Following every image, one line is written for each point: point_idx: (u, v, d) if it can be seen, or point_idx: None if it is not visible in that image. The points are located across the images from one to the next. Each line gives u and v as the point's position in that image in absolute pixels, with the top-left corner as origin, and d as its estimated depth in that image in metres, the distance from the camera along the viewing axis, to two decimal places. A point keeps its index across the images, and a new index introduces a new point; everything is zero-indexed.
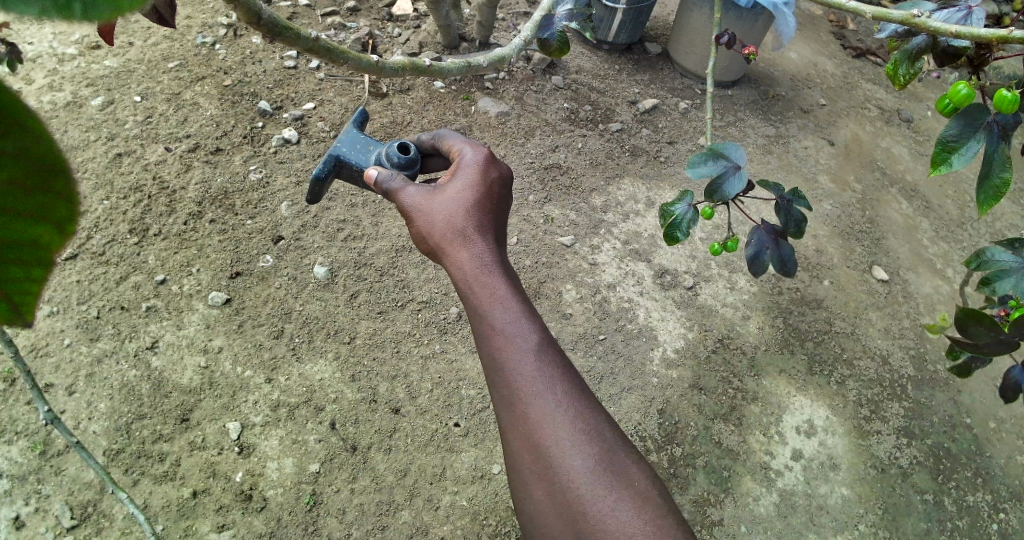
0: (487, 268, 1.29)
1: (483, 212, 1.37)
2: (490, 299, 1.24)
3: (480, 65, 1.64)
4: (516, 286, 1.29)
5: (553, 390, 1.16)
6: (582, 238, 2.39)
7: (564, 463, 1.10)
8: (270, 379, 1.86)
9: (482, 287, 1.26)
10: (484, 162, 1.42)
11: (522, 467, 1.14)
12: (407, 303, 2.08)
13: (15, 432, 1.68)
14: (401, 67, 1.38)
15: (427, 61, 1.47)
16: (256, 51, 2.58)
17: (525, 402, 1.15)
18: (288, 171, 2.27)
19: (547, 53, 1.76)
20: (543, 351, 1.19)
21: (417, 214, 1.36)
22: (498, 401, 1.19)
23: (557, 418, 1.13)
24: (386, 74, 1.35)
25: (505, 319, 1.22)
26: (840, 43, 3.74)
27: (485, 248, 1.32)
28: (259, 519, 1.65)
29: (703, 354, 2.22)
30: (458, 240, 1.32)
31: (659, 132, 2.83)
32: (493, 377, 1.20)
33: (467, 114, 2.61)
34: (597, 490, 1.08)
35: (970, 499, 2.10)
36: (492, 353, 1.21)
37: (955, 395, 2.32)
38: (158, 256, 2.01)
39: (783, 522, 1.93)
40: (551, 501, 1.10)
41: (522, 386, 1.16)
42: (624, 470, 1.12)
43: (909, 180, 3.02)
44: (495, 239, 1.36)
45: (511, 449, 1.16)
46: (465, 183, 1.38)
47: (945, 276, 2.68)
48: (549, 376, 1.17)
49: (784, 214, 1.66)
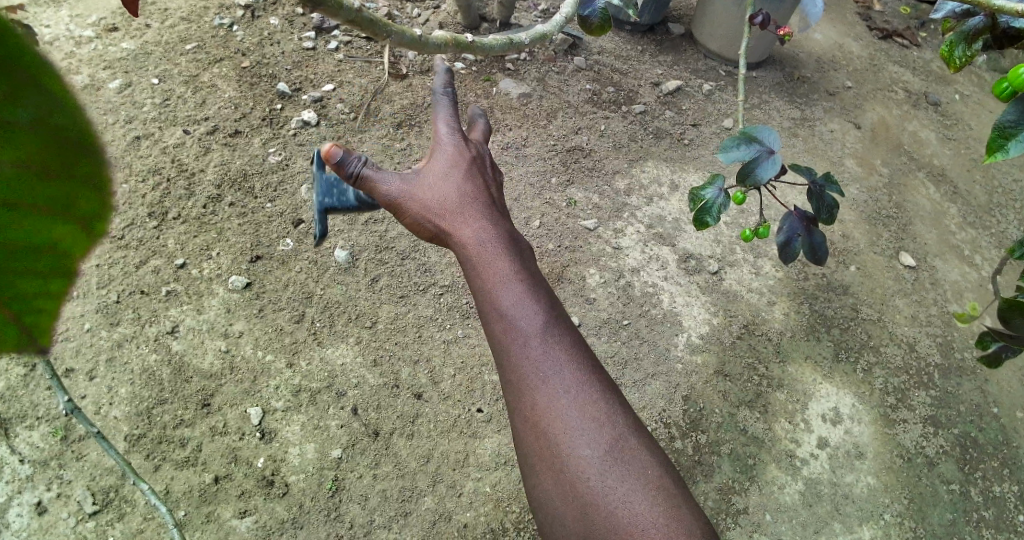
0: (489, 250, 1.26)
1: (481, 195, 1.34)
2: (495, 286, 1.21)
3: (522, 42, 1.63)
4: (521, 267, 1.25)
5: (562, 377, 1.13)
6: (604, 222, 2.34)
7: (573, 451, 1.07)
8: (292, 363, 1.85)
9: (487, 275, 1.23)
10: (459, 143, 1.37)
11: (530, 458, 1.11)
12: (430, 287, 2.06)
13: (37, 417, 1.68)
14: (444, 43, 1.34)
15: (471, 36, 1.45)
16: (274, 33, 2.54)
17: (532, 389, 1.12)
18: (307, 154, 2.25)
19: (587, 32, 1.63)
20: (549, 337, 1.16)
21: (404, 204, 1.30)
22: (506, 389, 1.17)
23: (566, 405, 1.10)
24: (429, 50, 1.31)
25: (511, 306, 1.18)
26: (867, 23, 3.64)
27: (490, 229, 1.29)
28: (281, 505, 1.65)
29: (729, 340, 2.17)
30: (452, 223, 1.29)
31: (682, 114, 2.76)
32: (501, 365, 1.18)
33: (488, 95, 2.57)
34: (608, 480, 1.04)
35: (997, 491, 2.05)
36: (498, 342, 1.18)
37: (983, 385, 2.26)
38: (178, 240, 1.99)
39: (808, 512, 1.90)
40: (560, 495, 1.06)
41: (529, 373, 1.14)
42: (635, 457, 1.08)
43: (936, 164, 2.94)
44: (498, 220, 1.33)
45: (521, 437, 1.13)
46: (453, 169, 1.34)
47: (974, 263, 2.61)
48: (557, 360, 1.15)
49: (816, 200, 1.59)
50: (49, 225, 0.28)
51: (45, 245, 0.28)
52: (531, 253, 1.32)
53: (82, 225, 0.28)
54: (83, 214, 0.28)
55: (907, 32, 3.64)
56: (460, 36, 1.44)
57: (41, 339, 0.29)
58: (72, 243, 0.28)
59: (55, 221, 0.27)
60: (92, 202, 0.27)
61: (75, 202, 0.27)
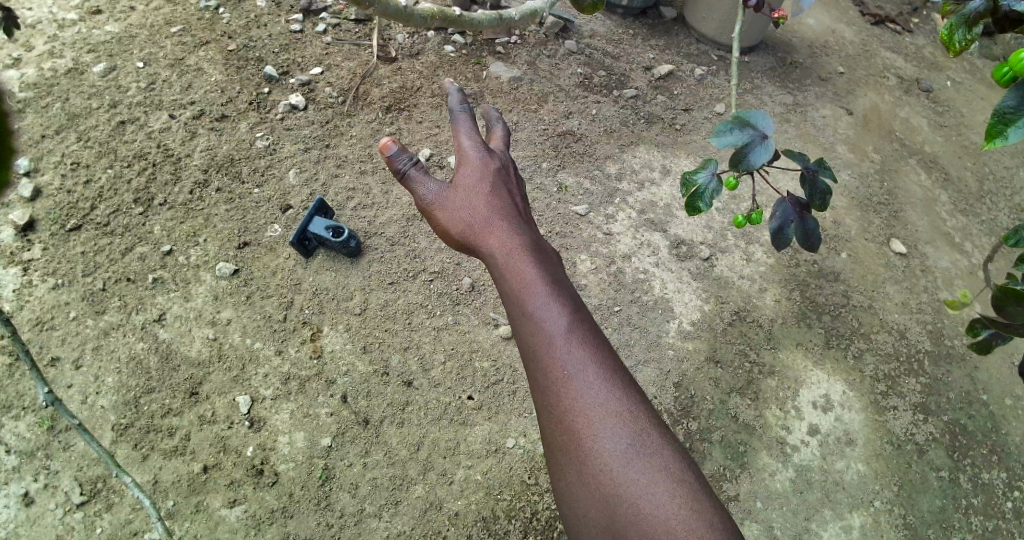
0: (514, 253, 1.28)
1: (504, 200, 1.37)
2: (522, 286, 1.23)
3: (512, 19, 1.58)
4: (547, 267, 1.27)
5: (586, 373, 1.13)
6: (596, 208, 2.32)
7: (596, 445, 1.07)
8: (280, 351, 1.83)
9: (514, 275, 1.25)
10: (483, 151, 1.41)
11: (555, 453, 1.12)
12: (420, 274, 2.03)
13: (22, 407, 1.65)
14: (429, 15, 1.31)
15: (458, 10, 1.42)
16: (261, 15, 2.49)
17: (557, 385, 1.13)
18: (295, 138, 2.21)
19: (579, 8, 1.41)
20: (573, 334, 1.16)
21: (436, 210, 1.37)
22: (532, 386, 1.17)
23: (589, 400, 1.10)
24: (415, 22, 1.28)
25: (536, 304, 1.20)
26: (860, 8, 3.61)
27: (514, 232, 1.31)
28: (271, 494, 1.63)
29: (720, 326, 2.17)
30: (477, 230, 1.33)
31: (674, 99, 2.73)
32: (527, 362, 1.18)
33: (478, 79, 2.54)
34: (631, 474, 1.04)
35: (985, 477, 2.06)
36: (525, 341, 1.19)
37: (973, 372, 2.26)
38: (164, 226, 1.96)
39: (798, 499, 1.91)
40: (585, 489, 1.06)
41: (554, 370, 1.14)
42: (659, 451, 1.07)
43: (928, 151, 2.93)
44: (524, 224, 1.35)
45: (546, 433, 1.14)
46: (478, 176, 1.38)
47: (964, 250, 2.61)
48: (581, 356, 1.14)
49: (809, 186, 1.57)
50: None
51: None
52: (558, 256, 1.33)
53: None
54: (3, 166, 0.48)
55: (899, 18, 3.62)
56: (447, 9, 1.41)
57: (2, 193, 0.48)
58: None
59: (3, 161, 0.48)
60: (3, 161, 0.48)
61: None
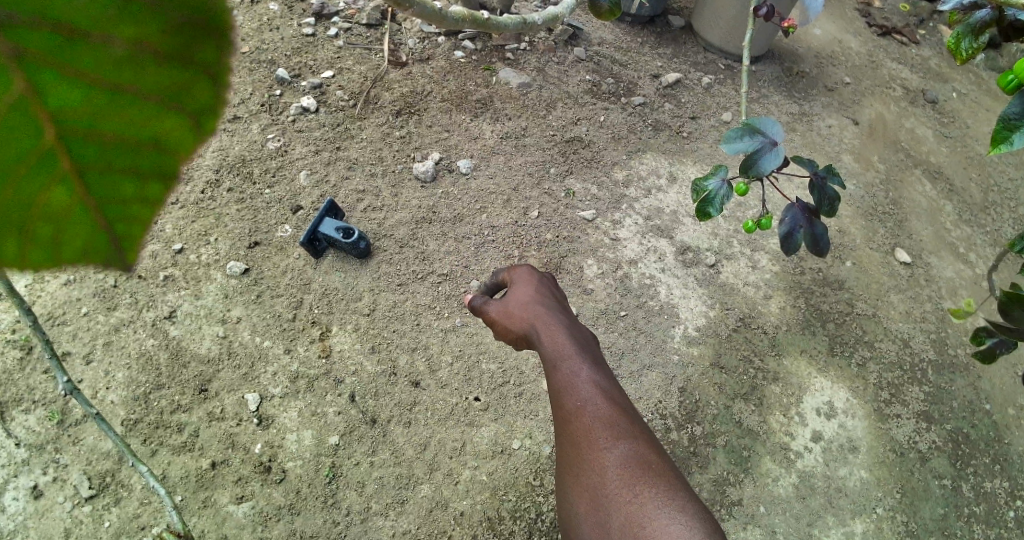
0: (552, 327, 1.30)
1: (546, 289, 1.43)
2: (553, 347, 1.27)
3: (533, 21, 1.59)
4: (579, 336, 1.31)
5: (597, 407, 1.15)
6: (603, 213, 2.34)
7: (597, 458, 1.08)
8: (289, 349, 1.85)
9: (546, 337, 1.29)
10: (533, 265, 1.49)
11: (568, 481, 1.12)
12: (428, 276, 2.05)
13: (33, 400, 1.67)
14: (461, 17, 1.30)
15: (485, 12, 1.42)
16: (273, 18, 2.53)
17: (573, 421, 1.15)
18: (306, 140, 2.24)
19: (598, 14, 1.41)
20: (593, 383, 1.19)
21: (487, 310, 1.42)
22: (556, 428, 1.20)
23: (597, 426, 1.12)
24: (447, 25, 1.27)
25: (563, 360, 1.24)
26: (866, 19, 3.64)
27: (550, 308, 1.35)
28: (279, 490, 1.65)
29: (725, 332, 2.18)
30: (519, 311, 1.35)
31: (681, 107, 2.76)
32: (555, 412, 1.21)
33: (488, 85, 2.57)
34: (622, 473, 1.04)
35: (987, 486, 2.07)
36: (554, 395, 1.22)
37: (976, 381, 2.27)
38: (176, 225, 1.98)
39: (802, 504, 1.91)
40: (587, 501, 1.06)
41: (572, 412, 1.16)
42: (654, 465, 1.06)
43: (932, 162, 2.95)
44: (562, 307, 1.39)
45: (563, 467, 1.15)
46: (526, 275, 1.45)
47: (967, 260, 2.62)
48: (596, 396, 1.17)
49: (817, 191, 1.58)
50: (149, 119, 0.22)
51: (140, 142, 0.22)
52: (593, 338, 1.35)
53: (189, 120, 0.22)
54: (192, 107, 0.22)
55: (905, 29, 3.64)
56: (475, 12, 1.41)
57: (130, 245, 0.22)
58: (178, 139, 0.22)
59: (162, 112, 0.22)
60: (207, 94, 0.22)
61: (181, 94, 0.21)
